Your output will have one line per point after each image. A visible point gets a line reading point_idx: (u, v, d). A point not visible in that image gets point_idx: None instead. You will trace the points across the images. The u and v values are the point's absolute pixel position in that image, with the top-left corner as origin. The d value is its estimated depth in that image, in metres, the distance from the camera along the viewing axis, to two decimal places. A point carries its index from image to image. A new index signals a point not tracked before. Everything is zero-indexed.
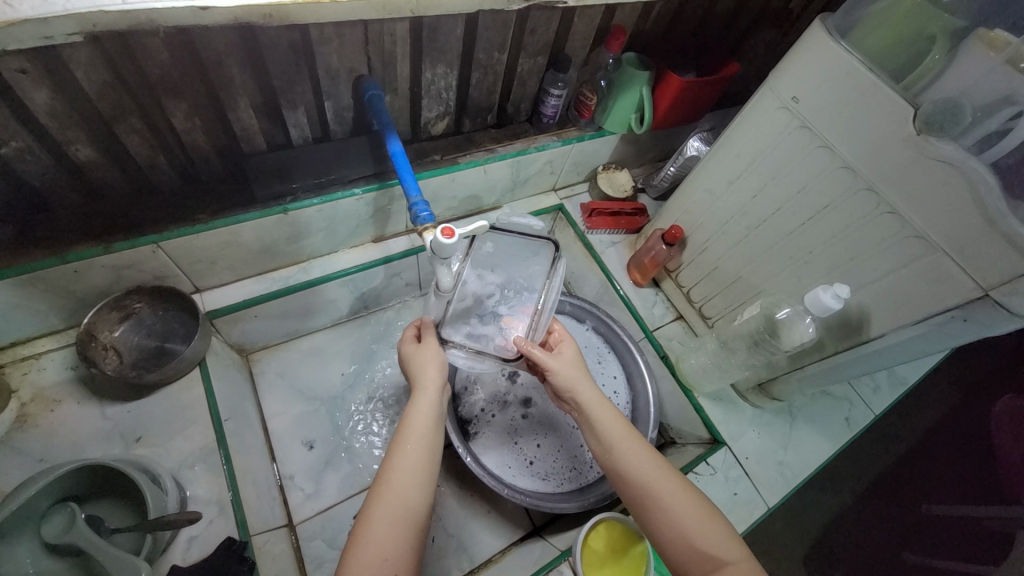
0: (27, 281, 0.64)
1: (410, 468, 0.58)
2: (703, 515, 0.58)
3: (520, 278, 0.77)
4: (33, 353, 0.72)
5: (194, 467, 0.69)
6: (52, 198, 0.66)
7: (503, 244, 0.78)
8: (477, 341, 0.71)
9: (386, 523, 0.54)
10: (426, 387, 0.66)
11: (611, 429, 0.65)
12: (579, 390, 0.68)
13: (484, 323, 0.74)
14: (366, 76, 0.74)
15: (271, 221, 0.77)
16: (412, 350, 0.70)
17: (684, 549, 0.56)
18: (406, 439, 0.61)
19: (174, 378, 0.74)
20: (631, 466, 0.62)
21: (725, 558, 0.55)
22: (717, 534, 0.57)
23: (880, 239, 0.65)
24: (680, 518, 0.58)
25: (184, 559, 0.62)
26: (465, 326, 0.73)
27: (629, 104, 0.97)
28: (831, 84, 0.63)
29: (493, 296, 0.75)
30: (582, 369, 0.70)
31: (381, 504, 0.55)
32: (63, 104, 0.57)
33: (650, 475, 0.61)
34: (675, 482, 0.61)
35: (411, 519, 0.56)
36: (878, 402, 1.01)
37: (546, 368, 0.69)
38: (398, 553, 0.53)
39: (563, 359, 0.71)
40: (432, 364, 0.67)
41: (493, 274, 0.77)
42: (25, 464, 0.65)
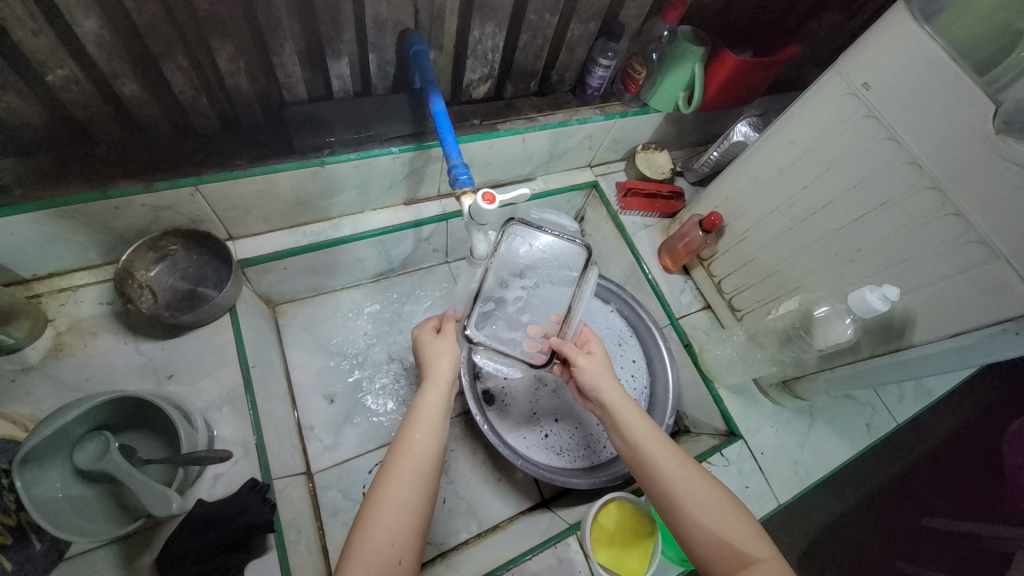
0: (69, 213, 0.64)
1: (418, 457, 0.59)
2: (728, 514, 0.58)
3: (547, 285, 0.76)
4: (71, 286, 0.74)
5: (222, 409, 0.71)
6: (95, 131, 0.66)
7: (536, 243, 0.77)
8: (503, 345, 0.71)
9: (393, 509, 0.55)
10: (437, 379, 0.67)
11: (636, 427, 0.65)
12: (603, 391, 0.67)
13: (510, 328, 0.73)
14: (412, 31, 0.72)
15: (307, 174, 0.76)
16: (429, 340, 0.70)
17: (711, 544, 0.56)
18: (413, 430, 0.61)
19: (207, 321, 0.75)
20: (655, 465, 0.62)
21: (754, 556, 0.55)
22: (743, 532, 0.57)
23: (937, 241, 0.61)
24: (704, 516, 0.58)
25: (210, 494, 0.64)
26: (488, 326, 0.72)
27: (679, 81, 0.93)
28: (908, 71, 0.59)
29: (518, 302, 0.74)
30: (607, 368, 0.69)
31: (388, 489, 0.56)
32: (111, 34, 0.56)
33: (674, 472, 0.61)
34: (701, 480, 0.60)
35: (417, 507, 0.56)
36: (902, 411, 0.99)
37: (575, 366, 0.68)
38: (403, 539, 0.54)
39: (593, 359, 0.69)
40: (444, 356, 0.68)
41: (520, 278, 0.75)
42: (63, 390, 0.68)
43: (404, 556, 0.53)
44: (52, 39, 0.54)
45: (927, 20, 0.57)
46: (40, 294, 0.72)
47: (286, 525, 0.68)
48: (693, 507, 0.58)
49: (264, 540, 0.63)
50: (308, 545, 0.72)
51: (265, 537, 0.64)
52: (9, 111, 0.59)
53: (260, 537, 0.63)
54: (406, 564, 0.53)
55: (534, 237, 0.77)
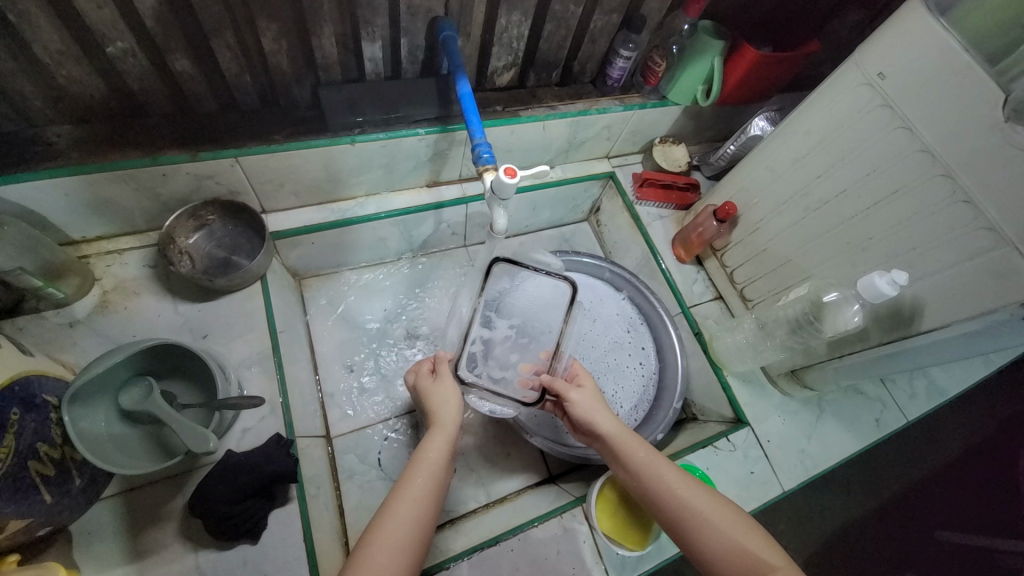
0: (120, 177, 0.69)
1: (417, 502, 0.60)
2: (741, 527, 0.60)
3: (534, 323, 0.77)
4: (116, 249, 0.79)
5: (251, 368, 0.75)
6: (146, 103, 0.71)
7: (521, 281, 0.77)
8: (496, 386, 0.72)
9: (388, 551, 0.55)
10: (442, 423, 0.67)
11: (635, 454, 0.67)
12: (599, 422, 0.70)
13: (500, 367, 0.74)
14: (442, 17, 0.75)
15: (338, 151, 0.80)
16: (430, 384, 0.70)
17: (726, 556, 0.58)
18: (414, 476, 0.62)
19: (240, 286, 0.80)
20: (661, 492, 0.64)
21: (771, 564, 0.57)
22: (757, 543, 0.59)
23: (948, 228, 0.63)
24: (715, 535, 0.60)
25: (238, 446, 0.69)
26: (479, 368, 0.73)
27: (698, 74, 0.95)
28: (922, 61, 0.60)
29: (507, 341, 0.75)
30: (599, 401, 0.72)
31: (385, 531, 0.57)
32: (168, 11, 0.61)
33: (683, 497, 0.63)
34: (705, 498, 0.63)
35: (413, 551, 0.57)
36: (913, 409, 0.99)
37: (567, 402, 0.70)
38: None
39: (584, 392, 0.72)
40: (449, 401, 0.68)
41: (508, 318, 0.76)
42: (106, 343, 0.73)
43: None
44: (113, 12, 0.58)
45: (942, 12, 0.59)
46: (89, 255, 0.77)
47: (307, 480, 0.72)
48: (703, 527, 0.60)
49: (287, 490, 0.67)
50: (326, 501, 0.75)
51: (287, 488, 0.68)
52: (72, 79, 0.64)
53: (283, 487, 0.67)
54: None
55: (518, 276, 0.77)
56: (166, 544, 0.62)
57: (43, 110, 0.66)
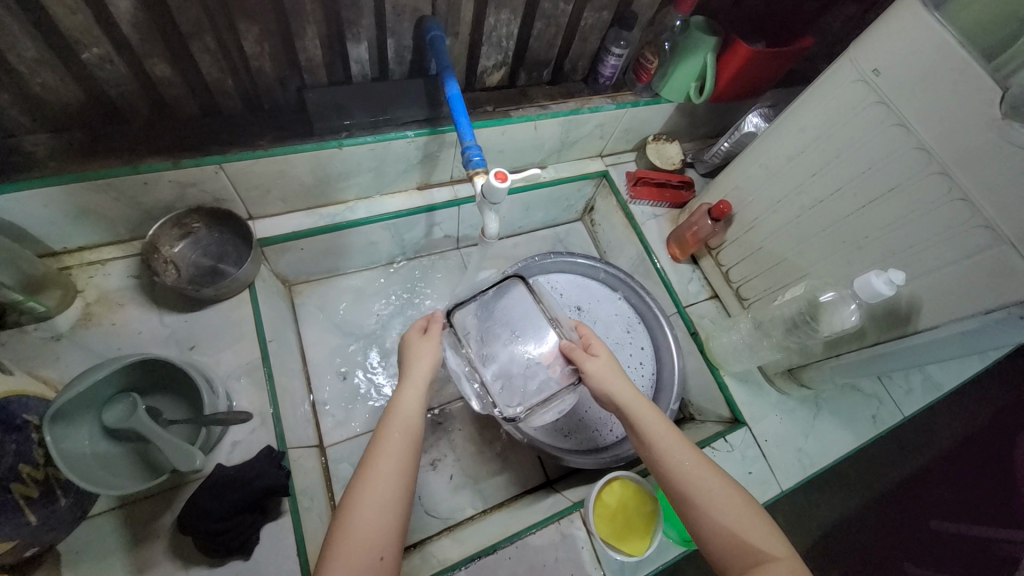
0: (99, 187, 0.67)
1: (397, 457, 0.59)
2: (746, 511, 0.59)
3: (519, 326, 0.76)
4: (99, 260, 0.77)
5: (240, 379, 0.74)
6: (125, 109, 0.69)
7: (477, 308, 0.77)
8: (541, 396, 0.72)
9: (372, 508, 0.55)
10: (414, 377, 0.67)
11: (649, 426, 0.66)
12: (614, 392, 0.69)
13: (530, 377, 0.73)
14: (429, 17, 0.74)
15: (326, 155, 0.79)
16: (412, 342, 0.71)
17: (724, 541, 0.57)
18: (390, 431, 0.61)
19: (227, 296, 0.78)
20: (670, 466, 0.62)
21: (770, 554, 0.55)
22: (758, 532, 0.57)
23: (945, 227, 0.62)
24: (716, 517, 0.58)
25: (228, 460, 0.67)
26: (518, 395, 0.73)
27: (690, 71, 0.94)
28: (917, 57, 0.59)
29: (513, 355, 0.75)
30: (617, 369, 0.71)
31: (366, 488, 0.56)
32: (145, 16, 0.59)
33: (690, 474, 0.61)
34: (713, 477, 0.61)
35: (398, 504, 0.56)
36: (909, 404, 0.99)
37: (583, 371, 0.71)
38: (383, 534, 0.54)
39: (599, 361, 0.71)
40: (425, 356, 0.69)
41: (495, 340, 0.75)
42: (90, 357, 0.71)
43: (386, 550, 0.54)
44: (88, 18, 0.56)
45: (936, 6, 0.58)
46: (71, 266, 0.75)
47: (300, 492, 0.71)
48: (704, 509, 0.59)
49: (279, 504, 0.66)
50: (320, 513, 0.74)
51: (280, 502, 0.66)
52: (47, 87, 0.62)
53: (275, 501, 0.66)
54: (388, 559, 0.53)
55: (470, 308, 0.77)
56: (155, 562, 0.61)
57: (18, 119, 0.64)
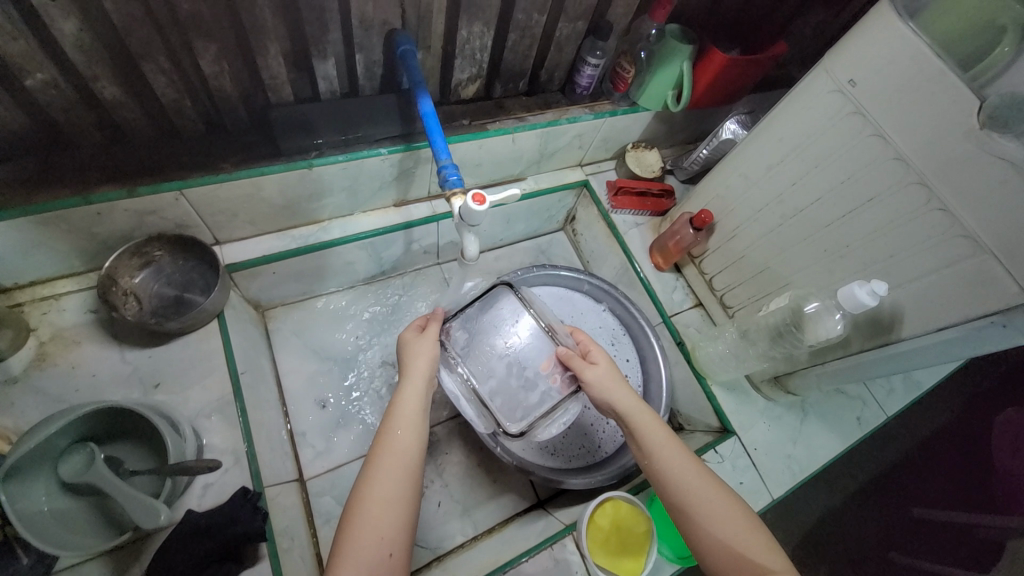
0: (48, 219, 0.63)
1: (402, 453, 0.59)
2: (743, 523, 0.58)
3: (515, 336, 0.74)
4: (53, 294, 0.72)
5: (211, 416, 0.70)
6: (74, 135, 0.64)
7: (469, 320, 0.75)
8: (545, 406, 0.70)
9: (379, 505, 0.55)
10: (413, 375, 0.66)
11: (649, 434, 0.64)
12: (615, 399, 0.67)
13: (529, 390, 0.71)
14: (399, 30, 0.71)
15: (295, 176, 0.75)
16: (410, 339, 0.70)
17: (723, 555, 0.56)
18: (393, 428, 0.60)
19: (194, 327, 0.74)
20: (669, 475, 0.61)
21: (766, 567, 0.54)
22: (755, 546, 0.56)
23: (926, 236, 0.62)
24: (715, 528, 0.57)
25: (200, 504, 0.63)
26: (519, 410, 0.70)
27: (667, 79, 0.93)
28: (892, 68, 0.59)
29: (511, 368, 0.72)
30: (618, 377, 0.69)
31: (372, 486, 0.56)
32: (91, 37, 0.55)
33: (691, 484, 0.60)
34: (712, 488, 0.60)
35: (406, 500, 0.56)
36: (892, 404, 1.00)
37: (583, 380, 0.68)
38: (392, 532, 0.54)
39: (599, 370, 0.69)
40: (424, 354, 0.68)
41: (491, 354, 0.73)
42: (45, 401, 0.66)
43: (395, 547, 0.53)
44: (31, 43, 0.53)
45: (911, 16, 0.58)
46: (22, 302, 0.70)
47: (279, 533, 0.67)
48: (704, 520, 0.58)
49: (257, 549, 0.62)
50: (302, 553, 0.71)
51: (257, 547, 0.63)
52: None
53: (252, 546, 0.62)
54: (398, 557, 0.53)
55: (464, 319, 0.75)
56: None
57: None
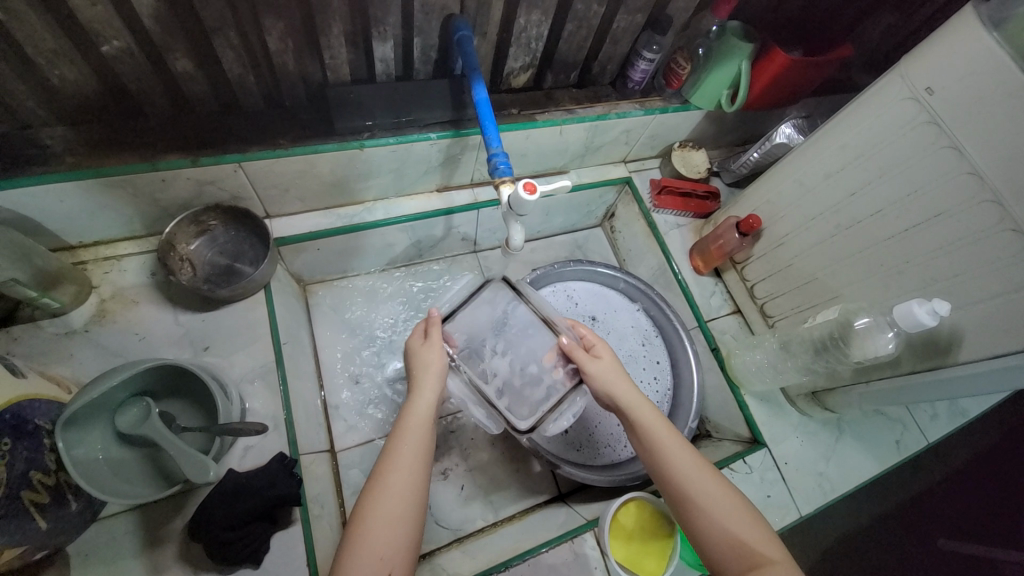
0: (118, 183, 0.66)
1: (407, 469, 0.58)
2: (743, 516, 0.58)
3: (512, 331, 0.74)
4: (115, 255, 0.76)
5: (254, 382, 0.73)
6: (144, 103, 0.67)
7: (465, 315, 0.74)
8: (550, 400, 0.68)
9: (382, 523, 0.55)
10: (423, 388, 0.64)
11: (650, 428, 0.63)
12: (618, 394, 0.66)
13: (533, 384, 0.70)
14: (458, 15, 0.71)
15: (346, 156, 0.77)
16: (417, 347, 0.68)
17: (722, 544, 0.56)
18: (400, 442, 0.60)
19: (243, 296, 0.77)
20: (671, 467, 0.61)
21: (767, 558, 0.55)
22: (756, 537, 0.56)
23: (994, 257, 0.59)
24: (717, 519, 0.57)
25: (240, 465, 0.66)
26: (525, 406, 0.68)
27: (723, 78, 0.90)
28: (976, 77, 0.56)
29: (512, 363, 0.71)
30: (621, 371, 0.68)
31: (377, 501, 0.56)
32: (167, 9, 0.57)
33: (691, 476, 0.60)
34: (713, 483, 0.60)
35: (409, 519, 0.56)
36: (934, 431, 0.95)
37: (585, 373, 0.67)
38: (391, 552, 0.54)
39: (602, 364, 0.68)
40: (433, 364, 0.66)
41: (493, 351, 0.72)
42: (103, 355, 0.70)
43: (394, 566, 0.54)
44: (109, 11, 0.55)
45: (998, 24, 0.54)
46: (86, 261, 0.74)
47: (311, 499, 0.70)
48: (706, 511, 0.58)
49: (290, 513, 0.65)
50: (330, 521, 0.73)
51: (291, 511, 0.65)
52: (66, 80, 0.61)
53: (286, 509, 0.65)
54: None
55: (458, 314, 0.74)
56: (165, 569, 0.60)
57: (35, 111, 0.63)
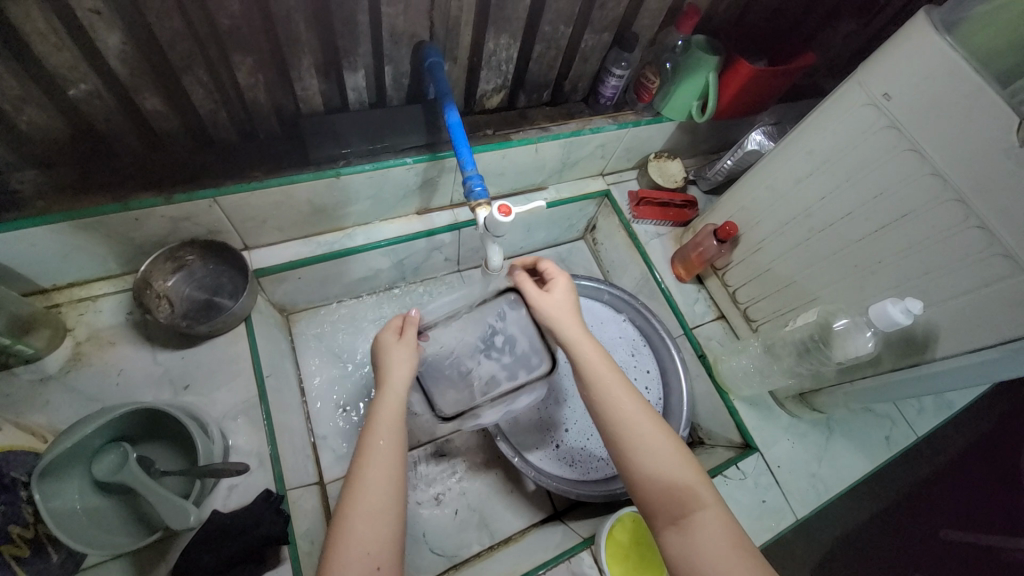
0: (91, 224, 0.66)
1: (385, 458, 0.57)
2: (677, 460, 0.57)
3: (457, 345, 0.77)
4: (90, 296, 0.75)
5: (237, 419, 0.72)
6: (115, 144, 0.67)
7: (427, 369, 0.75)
8: (532, 332, 0.76)
9: (364, 519, 0.52)
10: (393, 380, 0.63)
11: (593, 368, 0.64)
12: (563, 330, 0.68)
13: (512, 341, 0.77)
14: (427, 43, 0.72)
15: (323, 184, 0.77)
16: (390, 343, 0.67)
17: (652, 489, 0.56)
18: (374, 436, 0.58)
19: (223, 331, 0.76)
20: (610, 408, 0.61)
21: (697, 503, 0.54)
22: (688, 481, 0.56)
23: (961, 253, 0.60)
24: (652, 464, 0.57)
25: (225, 505, 0.65)
26: (528, 355, 0.76)
27: (692, 90, 0.93)
28: (929, 81, 0.58)
29: (486, 355, 0.77)
30: (570, 311, 0.69)
31: (357, 498, 0.54)
32: (134, 50, 0.57)
33: (630, 418, 0.60)
34: (651, 427, 0.60)
35: (393, 513, 0.54)
36: (922, 424, 0.96)
37: (536, 308, 0.70)
38: (377, 547, 0.52)
39: (554, 301, 0.70)
40: (403, 359, 0.65)
41: (477, 371, 0.76)
42: (79, 401, 0.68)
43: (381, 561, 0.51)
44: (75, 55, 0.55)
45: (946, 31, 0.57)
46: (60, 304, 0.73)
47: (300, 536, 0.68)
48: (640, 454, 0.58)
49: (278, 552, 0.63)
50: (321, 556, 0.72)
51: (279, 550, 0.64)
52: (34, 125, 0.60)
53: (275, 549, 0.64)
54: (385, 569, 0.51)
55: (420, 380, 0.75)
56: None
57: (3, 156, 0.62)
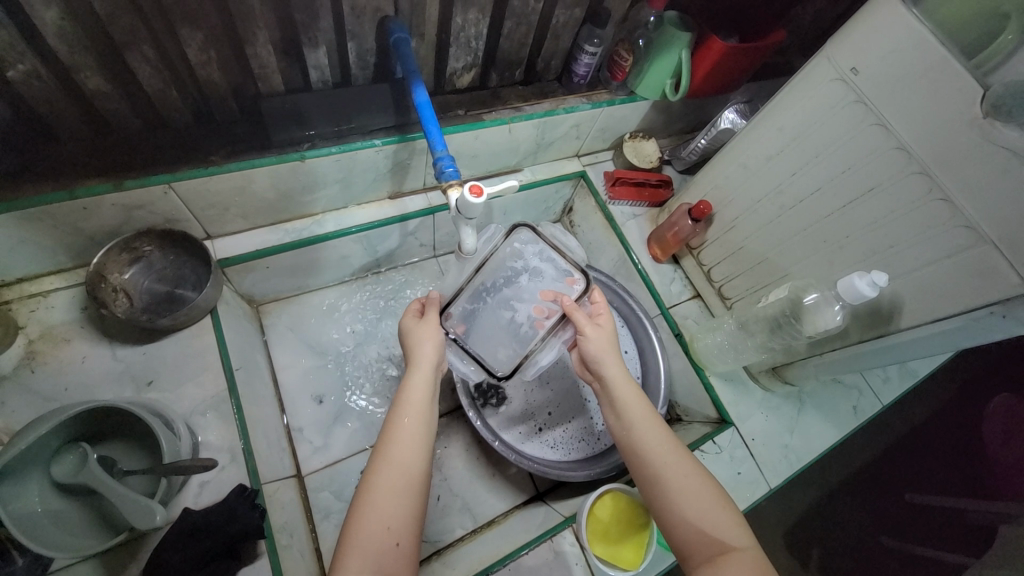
0: (35, 215, 0.61)
1: (412, 439, 0.58)
2: (714, 498, 0.58)
3: (479, 310, 0.72)
4: (40, 291, 0.71)
5: (206, 414, 0.69)
6: (58, 127, 0.62)
7: (473, 336, 0.71)
8: (543, 266, 0.72)
9: (387, 496, 0.54)
10: (421, 363, 0.64)
11: (632, 407, 0.65)
12: (606, 366, 0.67)
13: (532, 284, 0.72)
14: (392, 18, 0.69)
15: (287, 169, 0.73)
16: (412, 325, 0.67)
17: (687, 533, 0.56)
18: (402, 416, 0.60)
19: (186, 324, 0.73)
20: (649, 449, 0.61)
21: (730, 543, 0.55)
22: (723, 524, 0.56)
23: (926, 226, 0.62)
24: (689, 504, 0.57)
25: (196, 503, 0.63)
26: (550, 284, 0.71)
27: (665, 69, 0.91)
28: (895, 55, 0.58)
29: (510, 309, 0.72)
30: (614, 346, 0.68)
31: (380, 477, 0.55)
32: (74, 26, 0.53)
33: (667, 460, 0.61)
34: (690, 468, 0.60)
35: (415, 488, 0.56)
36: (887, 393, 1.00)
37: (582, 335, 0.67)
38: (399, 522, 0.53)
39: (599, 331, 0.68)
40: (428, 340, 0.65)
41: (515, 319, 0.72)
42: (34, 402, 0.65)
43: (402, 537, 0.53)
44: (11, 33, 0.51)
45: (914, 4, 0.57)
46: (9, 301, 0.69)
47: (277, 529, 0.67)
48: (680, 494, 0.58)
49: (254, 547, 0.62)
50: (301, 549, 0.70)
51: (255, 544, 0.62)
52: None
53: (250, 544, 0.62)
54: (405, 546, 0.53)
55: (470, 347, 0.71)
56: None
57: None
